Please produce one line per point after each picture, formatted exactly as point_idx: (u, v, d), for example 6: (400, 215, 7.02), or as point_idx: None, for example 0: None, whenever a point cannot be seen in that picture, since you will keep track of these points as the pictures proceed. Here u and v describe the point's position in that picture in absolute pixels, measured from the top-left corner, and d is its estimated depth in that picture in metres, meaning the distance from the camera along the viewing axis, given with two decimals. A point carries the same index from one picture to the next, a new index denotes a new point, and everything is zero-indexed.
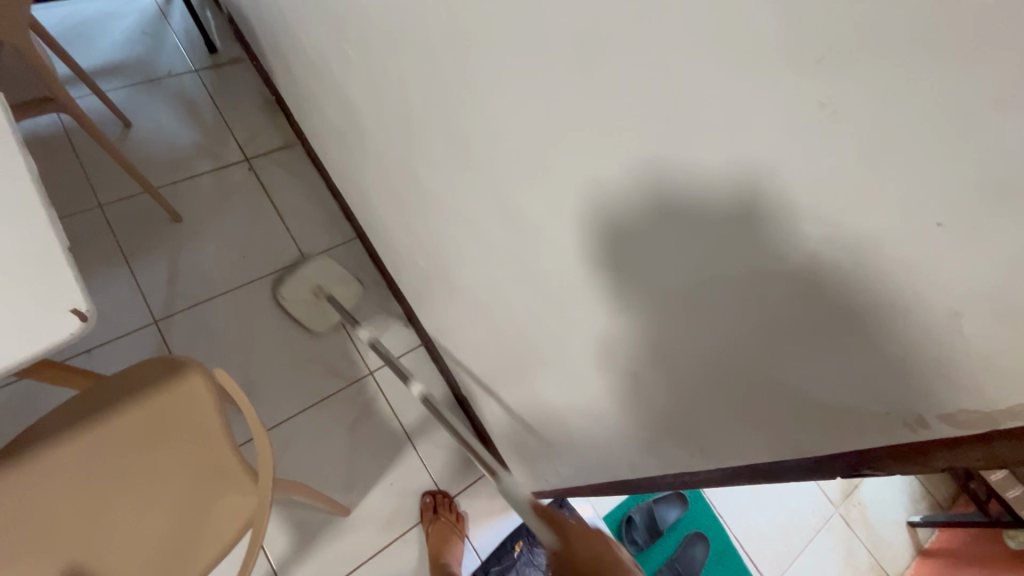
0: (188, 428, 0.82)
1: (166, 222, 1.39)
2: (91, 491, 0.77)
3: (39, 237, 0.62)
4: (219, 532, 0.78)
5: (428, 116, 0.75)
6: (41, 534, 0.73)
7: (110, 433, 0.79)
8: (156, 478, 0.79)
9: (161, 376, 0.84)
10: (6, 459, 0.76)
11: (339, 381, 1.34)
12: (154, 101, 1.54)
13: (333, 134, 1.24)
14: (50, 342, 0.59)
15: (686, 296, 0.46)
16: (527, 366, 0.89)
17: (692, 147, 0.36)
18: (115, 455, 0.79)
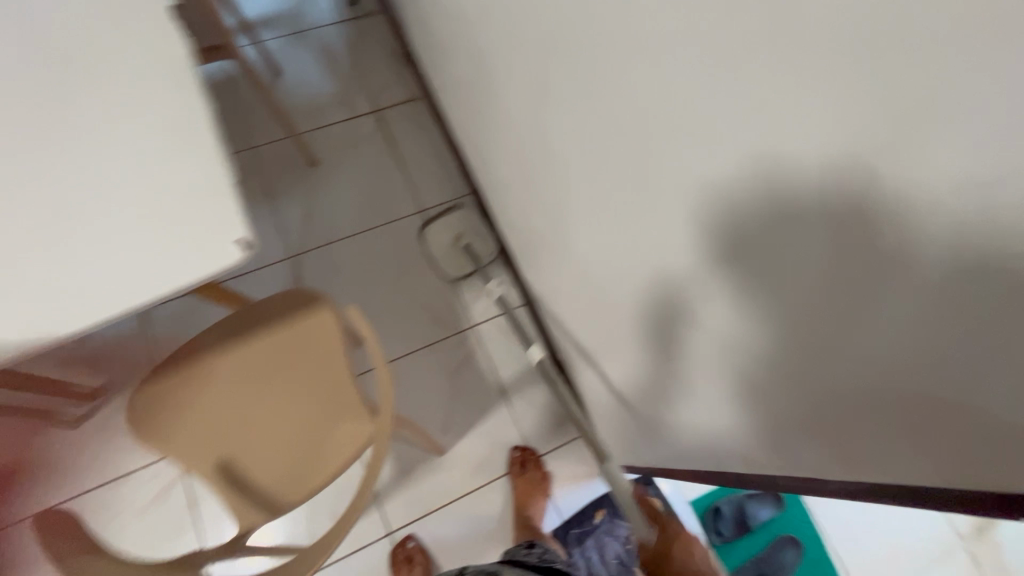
0: (318, 357, 0.90)
1: (304, 166, 1.52)
2: (239, 399, 0.88)
3: (212, 173, 0.70)
4: (337, 453, 0.87)
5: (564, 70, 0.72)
6: (199, 429, 0.86)
7: (255, 352, 0.90)
8: (289, 397, 0.89)
9: (298, 307, 0.92)
10: (175, 361, 0.89)
11: (443, 330, 1.40)
12: (301, 52, 1.65)
13: (459, 88, 1.26)
14: (216, 267, 0.67)
15: (854, 289, 0.39)
16: (635, 340, 0.86)
17: (910, 111, 0.30)
18: (258, 371, 0.89)
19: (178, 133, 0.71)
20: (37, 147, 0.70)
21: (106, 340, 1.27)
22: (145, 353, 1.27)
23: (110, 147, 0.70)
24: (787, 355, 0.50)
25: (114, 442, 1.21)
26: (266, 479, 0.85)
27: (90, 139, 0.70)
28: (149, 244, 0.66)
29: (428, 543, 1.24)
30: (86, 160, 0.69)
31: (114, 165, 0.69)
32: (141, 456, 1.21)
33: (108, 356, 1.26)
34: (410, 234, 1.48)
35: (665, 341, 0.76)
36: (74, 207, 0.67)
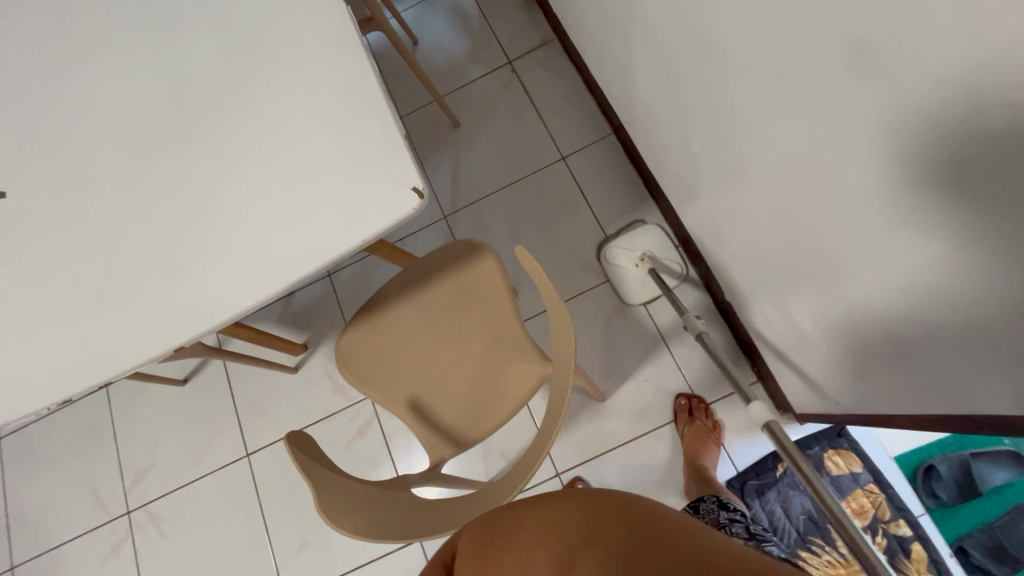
0: (485, 302, 0.95)
1: (448, 128, 1.57)
2: (420, 345, 0.96)
3: (384, 128, 0.73)
4: (513, 392, 0.90)
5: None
6: (389, 372, 0.95)
7: (430, 300, 0.97)
8: (464, 342, 0.94)
9: (463, 257, 0.97)
10: (363, 312, 0.99)
11: (595, 277, 1.38)
12: (434, 15, 1.68)
13: (597, 14, 1.18)
14: (391, 217, 0.71)
15: None
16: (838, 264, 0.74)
17: None
18: (435, 318, 0.96)
19: (354, 93, 0.76)
20: (240, 127, 0.80)
21: (305, 302, 1.48)
22: (335, 312, 1.46)
23: (295, 118, 0.78)
24: None
25: (321, 387, 1.42)
26: (451, 416, 0.92)
27: (281, 113, 0.78)
28: (334, 203, 0.72)
29: (597, 486, 1.26)
30: (275, 134, 0.78)
31: (299, 135, 0.76)
32: (342, 399, 1.40)
33: (308, 315, 1.47)
34: (554, 183, 1.46)
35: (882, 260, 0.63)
36: (271, 176, 0.76)
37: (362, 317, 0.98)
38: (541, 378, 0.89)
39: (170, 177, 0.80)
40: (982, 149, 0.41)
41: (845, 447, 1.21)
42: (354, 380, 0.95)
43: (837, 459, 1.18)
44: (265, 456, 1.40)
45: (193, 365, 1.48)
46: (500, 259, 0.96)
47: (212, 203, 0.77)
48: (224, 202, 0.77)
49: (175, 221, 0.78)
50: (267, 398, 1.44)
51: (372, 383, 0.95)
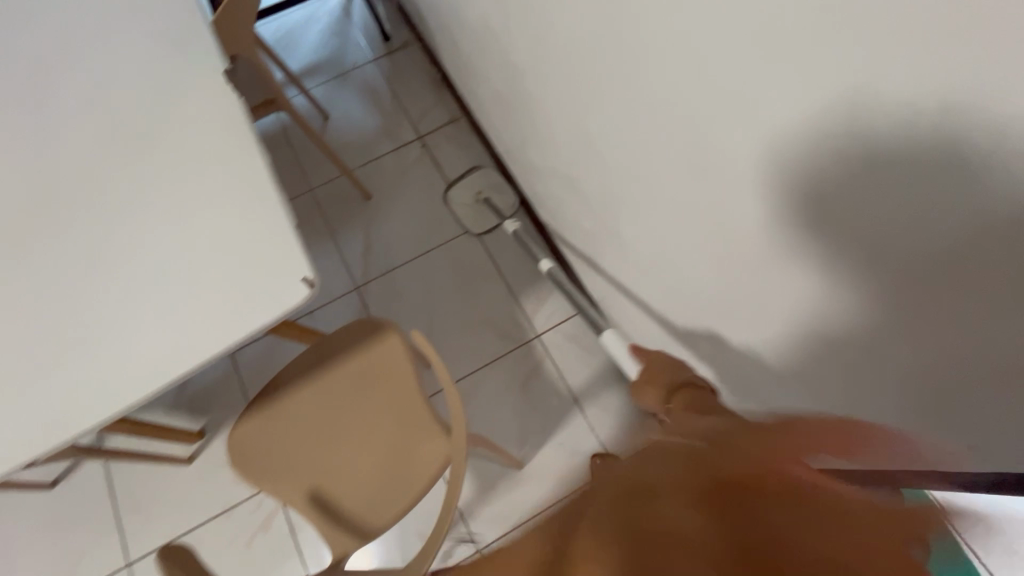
0: (390, 381, 0.94)
1: (360, 199, 1.59)
2: (323, 429, 0.92)
3: (274, 218, 0.74)
4: (420, 473, 0.88)
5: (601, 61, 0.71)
6: (286, 463, 0.90)
7: (333, 381, 0.95)
8: (369, 423, 0.92)
9: (366, 335, 0.96)
10: (261, 398, 0.95)
11: (509, 342, 1.41)
12: (345, 92, 1.74)
13: (496, 100, 1.27)
14: (285, 306, 0.69)
15: None
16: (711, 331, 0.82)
17: None
18: (339, 400, 0.94)
19: (244, 183, 0.76)
20: (121, 217, 0.76)
21: (204, 384, 1.38)
22: (238, 393, 1.37)
23: (182, 208, 0.76)
24: None
25: (219, 478, 1.30)
26: (356, 504, 0.88)
27: (164, 204, 0.76)
28: (223, 295, 0.70)
29: None
30: (160, 225, 0.75)
31: (186, 226, 0.75)
32: (244, 489, 1.29)
33: (206, 399, 1.37)
34: (466, 252, 1.50)
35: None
36: (154, 269, 0.73)
37: (257, 404, 0.94)
38: (445, 457, 0.88)
39: (35, 271, 0.75)
40: (829, 222, 0.50)
41: None
42: (246, 475, 0.89)
43: None
44: (149, 565, 1.24)
45: (66, 464, 1.32)
46: (405, 336, 0.96)
47: (84, 299, 0.72)
48: (98, 297, 0.72)
49: (40, 319, 0.72)
50: (155, 495, 1.30)
51: (266, 477, 0.89)
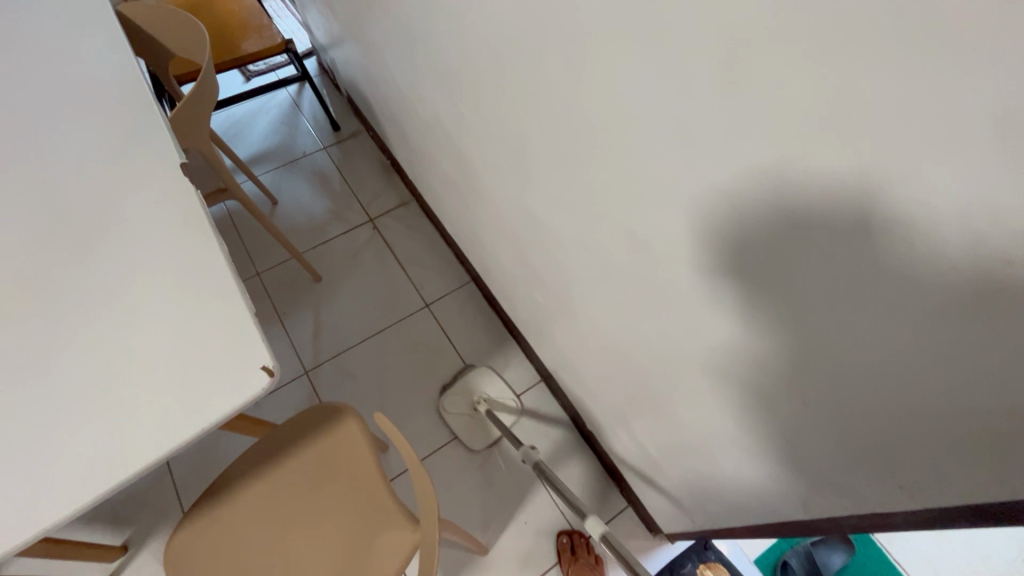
0: (348, 467, 0.90)
1: (310, 282, 1.58)
2: (275, 526, 0.86)
3: (230, 305, 0.73)
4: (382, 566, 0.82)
5: (547, 155, 0.79)
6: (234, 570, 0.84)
7: (287, 473, 0.90)
8: (325, 516, 0.87)
9: (323, 421, 0.93)
10: (210, 496, 0.89)
11: (466, 419, 1.39)
12: (295, 178, 1.78)
13: (446, 185, 1.35)
14: (239, 400, 0.67)
15: (812, 313, 0.45)
16: (664, 394, 0.86)
17: (793, 172, 0.38)
18: (294, 492, 0.89)
19: (197, 271, 0.75)
20: (62, 313, 0.73)
21: (131, 490, 1.25)
22: (169, 497, 1.25)
23: (131, 302, 0.74)
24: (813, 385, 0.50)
25: None
26: None
27: (111, 297, 0.74)
28: (170, 392, 0.67)
29: None
30: (104, 321, 0.72)
31: (133, 321, 0.72)
32: None
33: (133, 506, 1.24)
34: (419, 329, 1.51)
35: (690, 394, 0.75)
36: (95, 367, 0.69)
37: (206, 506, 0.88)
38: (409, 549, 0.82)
39: None
40: (758, 299, 0.51)
41: (713, 560, 1.26)
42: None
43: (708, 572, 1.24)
44: None
45: None
46: (364, 420, 0.94)
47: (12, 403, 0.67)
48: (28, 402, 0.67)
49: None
50: None
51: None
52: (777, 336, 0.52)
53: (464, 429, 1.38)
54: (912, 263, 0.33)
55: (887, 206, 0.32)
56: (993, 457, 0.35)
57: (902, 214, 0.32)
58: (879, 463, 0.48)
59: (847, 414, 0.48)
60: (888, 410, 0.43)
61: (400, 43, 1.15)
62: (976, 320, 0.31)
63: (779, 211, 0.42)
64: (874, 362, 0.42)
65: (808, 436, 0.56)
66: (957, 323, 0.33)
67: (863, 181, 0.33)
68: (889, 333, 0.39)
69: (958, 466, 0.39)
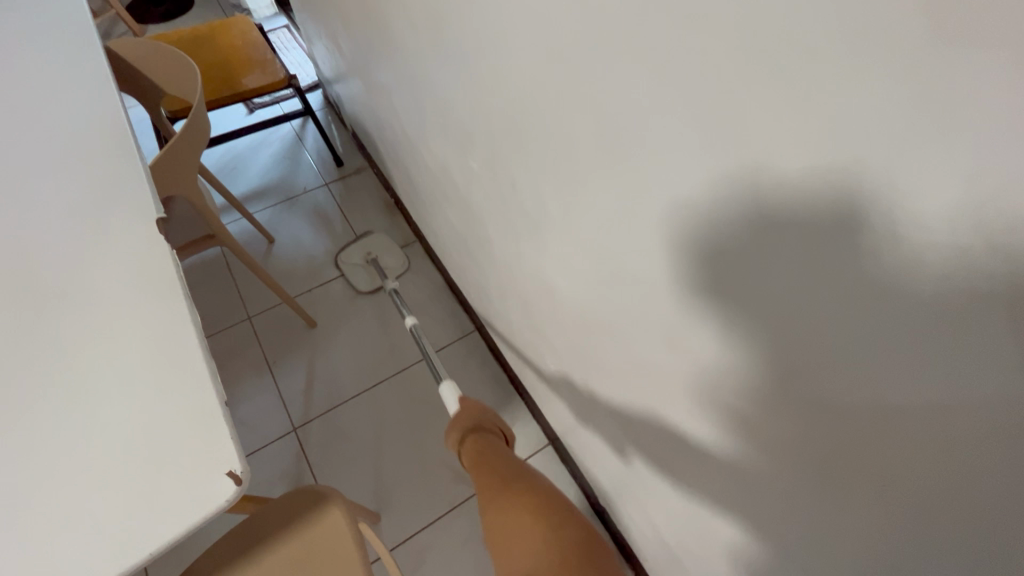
0: (330, 568, 0.78)
1: (303, 328, 1.48)
2: None
3: (197, 389, 0.62)
4: None
5: (565, 223, 0.70)
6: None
7: (260, 573, 0.79)
8: None
9: (305, 511, 0.82)
10: None
11: (467, 486, 1.27)
12: (293, 216, 1.70)
13: (452, 231, 1.27)
14: (196, 515, 0.55)
15: (796, 356, 0.40)
16: (695, 494, 0.74)
17: (797, 211, 0.33)
18: None
19: (162, 346, 0.66)
20: (5, 396, 0.63)
21: None
22: (136, 572, 1.13)
23: (83, 384, 0.63)
24: (915, 545, 0.40)
25: None
26: None
27: (59, 378, 0.64)
28: (117, 502, 0.55)
29: None
30: (50, 407, 0.62)
31: (82, 408, 0.61)
32: None
33: None
34: (419, 383, 1.40)
35: (730, 506, 0.64)
36: (32, 468, 0.58)
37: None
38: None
39: None
40: (741, 347, 0.46)
41: None
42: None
43: None
44: None
45: None
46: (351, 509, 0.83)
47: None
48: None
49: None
50: None
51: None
52: (762, 390, 0.47)
53: (362, 280, 1.55)
54: (899, 290, 0.29)
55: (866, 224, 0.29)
56: (1012, 514, 0.30)
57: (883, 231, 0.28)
58: (883, 527, 0.42)
59: (842, 471, 0.43)
60: (884, 462, 0.38)
61: (406, 85, 1.08)
62: (974, 342, 0.27)
63: (750, 247, 0.38)
64: (870, 414, 0.37)
65: (810, 507, 0.50)
66: (953, 351, 0.28)
67: (839, 202, 0.30)
68: (878, 373, 0.34)
69: (971, 529, 0.33)
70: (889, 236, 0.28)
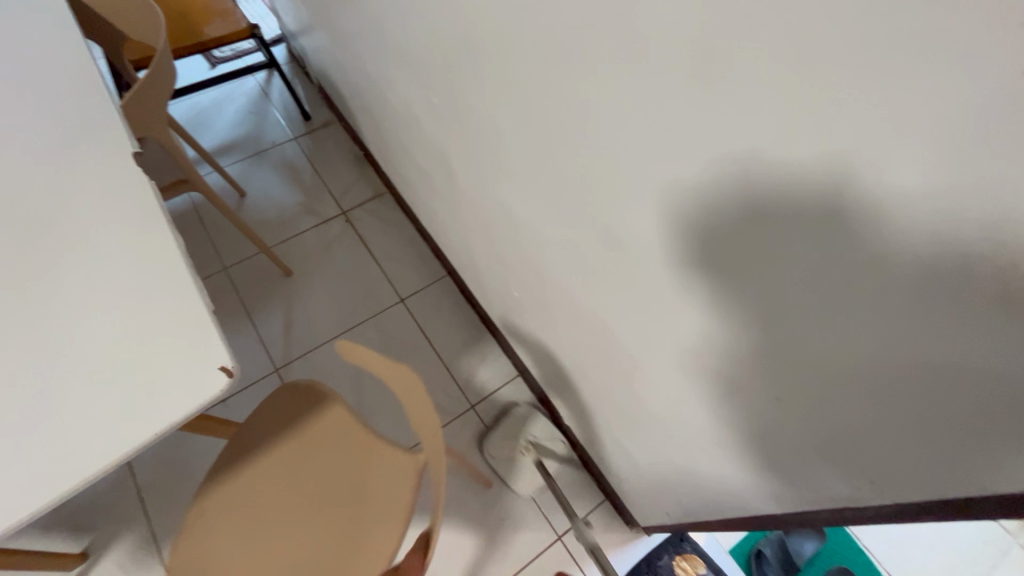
0: (328, 431, 0.91)
1: (280, 277, 1.53)
2: (276, 514, 0.85)
3: (184, 300, 0.69)
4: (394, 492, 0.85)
5: (518, 147, 0.77)
6: (253, 552, 0.83)
7: (265, 461, 0.89)
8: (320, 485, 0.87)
9: (285, 402, 0.93)
10: (191, 513, 0.85)
11: (442, 415, 1.37)
12: (263, 170, 1.72)
13: (420, 177, 1.33)
14: (198, 403, 0.63)
15: (722, 210, 0.45)
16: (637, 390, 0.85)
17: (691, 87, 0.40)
18: (277, 478, 0.88)
19: (150, 264, 0.71)
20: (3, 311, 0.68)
21: (90, 497, 1.20)
22: (132, 502, 1.21)
23: (77, 298, 0.69)
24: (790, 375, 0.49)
25: None
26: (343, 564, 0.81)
27: (54, 295, 0.69)
28: (122, 395, 0.62)
29: None
30: (47, 320, 0.67)
31: (80, 319, 0.67)
32: None
33: (95, 512, 1.19)
34: (395, 325, 1.48)
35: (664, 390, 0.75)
36: (38, 368, 0.64)
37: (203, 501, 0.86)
38: (417, 475, 0.85)
39: None
40: (745, 321, 0.51)
41: (689, 551, 1.26)
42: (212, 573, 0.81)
43: (685, 563, 1.24)
44: None
45: None
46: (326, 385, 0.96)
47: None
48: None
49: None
50: None
51: (231, 574, 0.81)
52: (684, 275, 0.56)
53: (352, 243, 1.61)
54: (876, 263, 0.34)
55: (853, 206, 0.34)
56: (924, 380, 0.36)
57: (865, 214, 0.33)
58: (813, 431, 0.50)
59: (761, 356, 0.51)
60: (860, 416, 0.44)
61: (369, 29, 1.11)
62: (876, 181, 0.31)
63: (751, 230, 0.43)
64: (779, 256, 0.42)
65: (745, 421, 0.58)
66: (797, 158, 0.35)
67: (834, 186, 0.34)
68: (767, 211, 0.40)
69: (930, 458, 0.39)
70: (872, 216, 0.33)
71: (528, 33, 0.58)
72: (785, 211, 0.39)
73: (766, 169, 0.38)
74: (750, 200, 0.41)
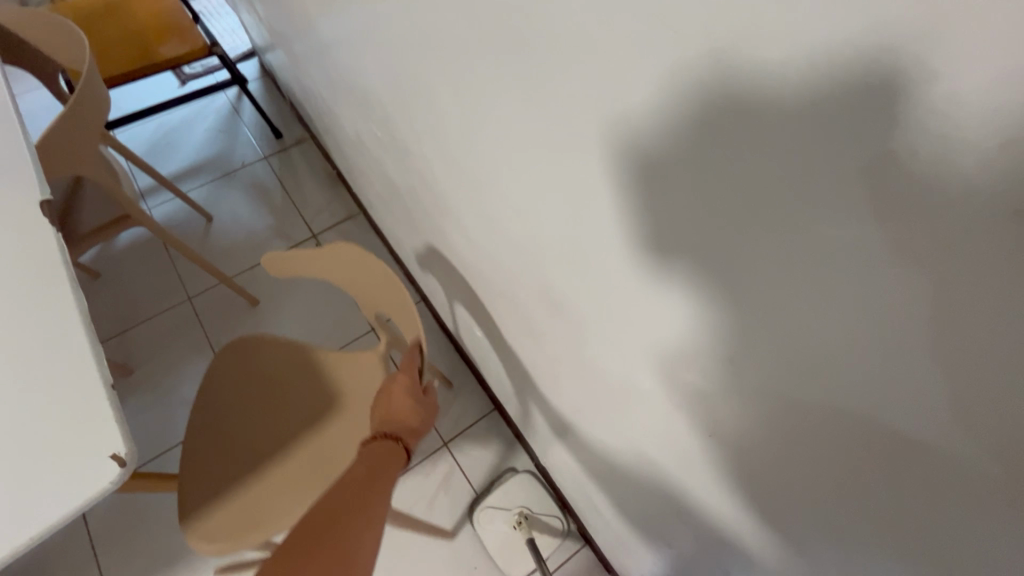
0: (283, 365, 1.03)
1: (246, 307, 1.46)
2: (273, 443, 0.96)
3: (80, 374, 0.62)
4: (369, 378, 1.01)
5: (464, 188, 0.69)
6: (268, 480, 0.92)
7: (237, 408, 1.00)
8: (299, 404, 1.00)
9: (229, 362, 1.04)
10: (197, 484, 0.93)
11: None
12: (231, 192, 1.65)
13: (384, 202, 1.25)
14: (85, 498, 0.55)
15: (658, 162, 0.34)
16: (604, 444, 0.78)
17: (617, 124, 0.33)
18: (259, 417, 0.99)
19: (47, 332, 0.64)
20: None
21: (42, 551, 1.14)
22: (86, 556, 1.15)
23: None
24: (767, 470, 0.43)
25: None
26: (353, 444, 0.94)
27: None
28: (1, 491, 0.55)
29: None
30: None
31: None
32: None
33: (47, 568, 1.13)
34: None
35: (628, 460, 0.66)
36: None
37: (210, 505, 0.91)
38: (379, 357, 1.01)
39: None
40: (724, 323, 0.38)
41: None
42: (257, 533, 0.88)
43: None
44: None
45: None
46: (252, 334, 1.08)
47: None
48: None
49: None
50: None
51: (263, 500, 0.90)
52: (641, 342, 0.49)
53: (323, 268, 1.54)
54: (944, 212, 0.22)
55: (908, 108, 0.21)
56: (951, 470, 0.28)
57: (917, 126, 0.21)
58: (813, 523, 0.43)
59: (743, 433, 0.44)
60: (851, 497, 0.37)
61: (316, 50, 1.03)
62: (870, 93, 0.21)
63: (705, 177, 0.31)
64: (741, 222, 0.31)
65: None
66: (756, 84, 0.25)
67: (859, 85, 0.22)
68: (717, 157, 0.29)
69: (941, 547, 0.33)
70: (930, 141, 0.21)
71: (456, 62, 0.50)
72: (784, 131, 0.25)
73: (753, 98, 0.26)
74: (717, 115, 0.28)
